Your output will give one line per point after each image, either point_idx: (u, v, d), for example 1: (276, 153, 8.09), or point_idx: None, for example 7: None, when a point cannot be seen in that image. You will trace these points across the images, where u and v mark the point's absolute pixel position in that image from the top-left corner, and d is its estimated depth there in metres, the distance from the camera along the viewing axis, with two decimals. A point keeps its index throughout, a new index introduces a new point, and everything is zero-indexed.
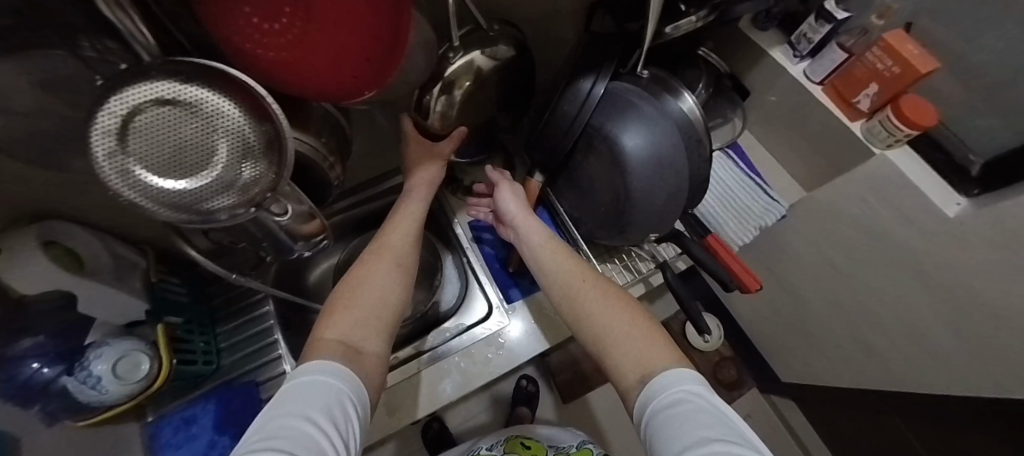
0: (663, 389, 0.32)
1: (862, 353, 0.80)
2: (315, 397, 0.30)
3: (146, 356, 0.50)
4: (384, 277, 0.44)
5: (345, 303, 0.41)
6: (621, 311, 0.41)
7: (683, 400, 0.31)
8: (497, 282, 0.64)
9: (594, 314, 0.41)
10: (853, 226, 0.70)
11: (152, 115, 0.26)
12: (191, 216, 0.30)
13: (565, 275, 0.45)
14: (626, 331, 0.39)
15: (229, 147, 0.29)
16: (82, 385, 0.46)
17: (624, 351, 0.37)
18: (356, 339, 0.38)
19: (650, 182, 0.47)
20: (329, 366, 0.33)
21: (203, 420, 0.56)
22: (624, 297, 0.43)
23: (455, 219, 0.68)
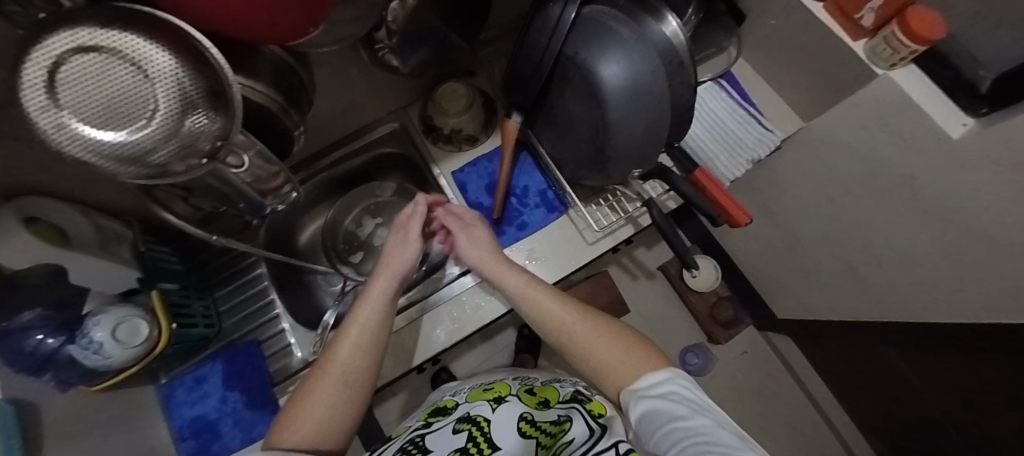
0: (649, 386, 0.38)
1: (858, 286, 0.80)
2: None
3: (144, 322, 0.51)
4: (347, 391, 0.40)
5: (309, 396, 0.39)
6: (619, 344, 0.44)
7: (671, 396, 0.36)
8: (484, 230, 0.63)
9: (594, 352, 0.44)
10: (850, 156, 0.68)
11: (79, 63, 0.24)
12: (140, 170, 0.28)
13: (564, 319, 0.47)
14: (624, 361, 0.42)
15: (169, 95, 0.27)
16: (85, 350, 0.47)
17: (619, 374, 0.41)
18: (317, 438, 0.37)
19: (629, 114, 0.45)
20: None
21: (213, 379, 0.60)
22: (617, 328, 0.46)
23: (438, 169, 0.65)
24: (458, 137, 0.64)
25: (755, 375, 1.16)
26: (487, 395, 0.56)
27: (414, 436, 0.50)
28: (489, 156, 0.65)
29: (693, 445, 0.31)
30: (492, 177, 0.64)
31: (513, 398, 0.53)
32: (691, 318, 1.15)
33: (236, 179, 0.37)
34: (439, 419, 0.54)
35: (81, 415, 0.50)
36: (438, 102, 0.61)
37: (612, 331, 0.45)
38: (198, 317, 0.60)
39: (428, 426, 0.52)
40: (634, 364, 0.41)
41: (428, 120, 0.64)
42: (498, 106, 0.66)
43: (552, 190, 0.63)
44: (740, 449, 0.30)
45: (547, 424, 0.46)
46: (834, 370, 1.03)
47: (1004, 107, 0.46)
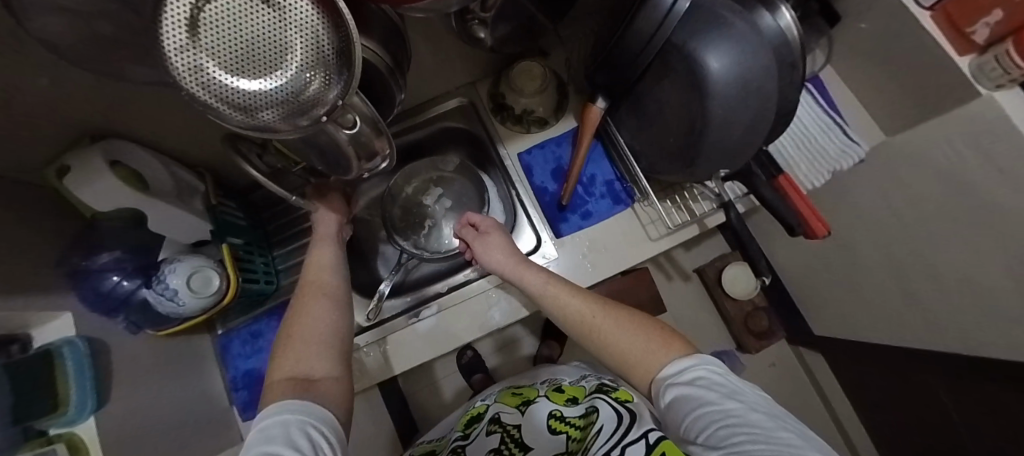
0: (684, 368, 0.37)
1: (912, 311, 0.79)
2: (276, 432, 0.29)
3: (214, 272, 0.51)
4: (323, 312, 0.45)
5: (291, 339, 0.41)
6: (634, 330, 0.42)
7: (699, 381, 0.34)
8: (546, 216, 0.62)
9: (605, 338, 0.43)
10: (930, 178, 0.65)
11: (223, 2, 0.22)
12: (262, 122, 0.27)
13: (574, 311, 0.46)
14: (643, 345, 0.41)
15: (303, 48, 0.25)
16: (160, 296, 0.49)
17: (645, 363, 0.39)
18: (311, 367, 0.39)
19: (731, 109, 0.43)
20: (292, 405, 0.32)
21: (268, 335, 0.63)
22: (635, 315, 0.44)
23: (504, 149, 0.64)
24: (528, 119, 0.63)
25: (779, 387, 1.15)
26: (515, 398, 0.61)
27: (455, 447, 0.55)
28: (558, 140, 0.63)
29: (730, 430, 0.30)
30: (560, 163, 0.63)
31: (543, 399, 0.58)
32: (723, 325, 1.15)
33: (342, 138, 0.35)
34: (473, 427, 0.59)
35: (151, 356, 0.53)
36: (514, 80, 0.60)
37: (629, 318, 0.44)
38: (259, 273, 0.60)
39: (466, 438, 0.56)
40: (655, 350, 0.40)
41: (499, 98, 0.63)
42: (571, 91, 0.64)
43: (621, 181, 0.61)
44: (773, 430, 0.29)
45: (574, 419, 0.50)
46: (865, 394, 1.01)
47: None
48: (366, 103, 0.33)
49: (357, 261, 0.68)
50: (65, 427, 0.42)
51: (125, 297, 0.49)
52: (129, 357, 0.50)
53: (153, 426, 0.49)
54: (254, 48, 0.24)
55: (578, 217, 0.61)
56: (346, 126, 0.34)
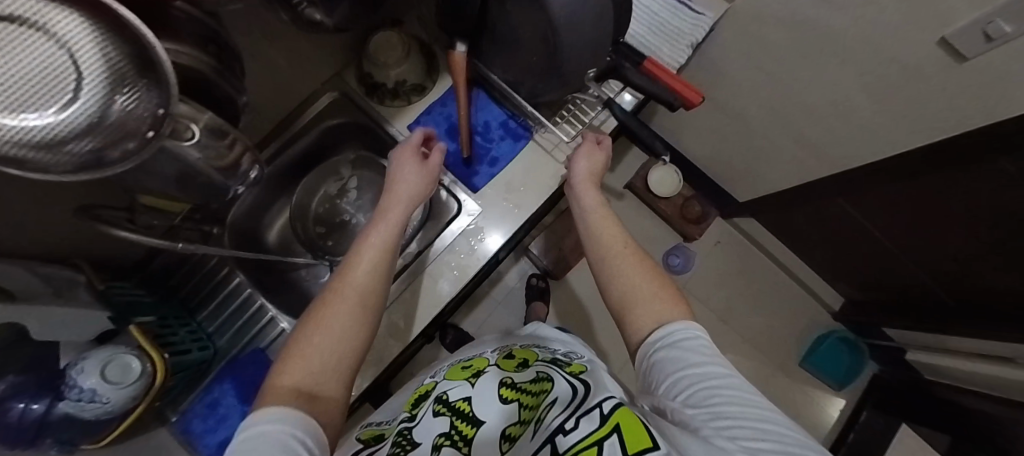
0: (676, 330, 0.40)
1: (803, 148, 0.89)
2: (265, 446, 0.27)
3: (132, 356, 0.47)
4: (348, 315, 0.39)
5: (306, 351, 0.36)
6: (644, 279, 0.45)
7: (686, 345, 0.39)
8: (457, 175, 0.62)
9: (624, 279, 0.45)
10: (778, 24, 0.71)
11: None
12: (69, 159, 0.23)
13: (603, 241, 0.49)
14: (647, 293, 0.44)
15: (94, 65, 0.21)
16: (80, 402, 0.44)
17: (648, 308, 0.43)
18: (314, 386, 0.35)
19: (574, 11, 0.42)
20: (279, 412, 0.30)
21: (226, 400, 0.58)
22: (656, 270, 0.46)
23: (393, 127, 0.63)
24: (405, 90, 0.61)
25: (730, 259, 1.26)
26: (463, 370, 0.51)
27: (400, 433, 0.42)
28: (441, 101, 0.63)
29: (709, 391, 0.34)
30: (451, 121, 0.62)
31: (491, 368, 0.48)
32: (666, 225, 1.24)
33: (189, 157, 0.33)
34: (417, 408, 0.46)
35: None
36: (375, 53, 0.58)
37: (643, 266, 0.46)
38: (189, 342, 0.57)
39: (412, 418, 0.44)
40: (667, 308, 0.43)
41: (368, 78, 0.61)
42: (435, 49, 0.63)
43: (514, 119, 0.62)
44: (749, 394, 0.34)
45: (529, 386, 0.42)
46: (796, 234, 1.15)
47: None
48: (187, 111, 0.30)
49: (290, 292, 0.66)
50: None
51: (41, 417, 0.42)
52: None
53: None
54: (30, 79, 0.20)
55: (501, 162, 0.62)
56: (174, 136, 0.30)
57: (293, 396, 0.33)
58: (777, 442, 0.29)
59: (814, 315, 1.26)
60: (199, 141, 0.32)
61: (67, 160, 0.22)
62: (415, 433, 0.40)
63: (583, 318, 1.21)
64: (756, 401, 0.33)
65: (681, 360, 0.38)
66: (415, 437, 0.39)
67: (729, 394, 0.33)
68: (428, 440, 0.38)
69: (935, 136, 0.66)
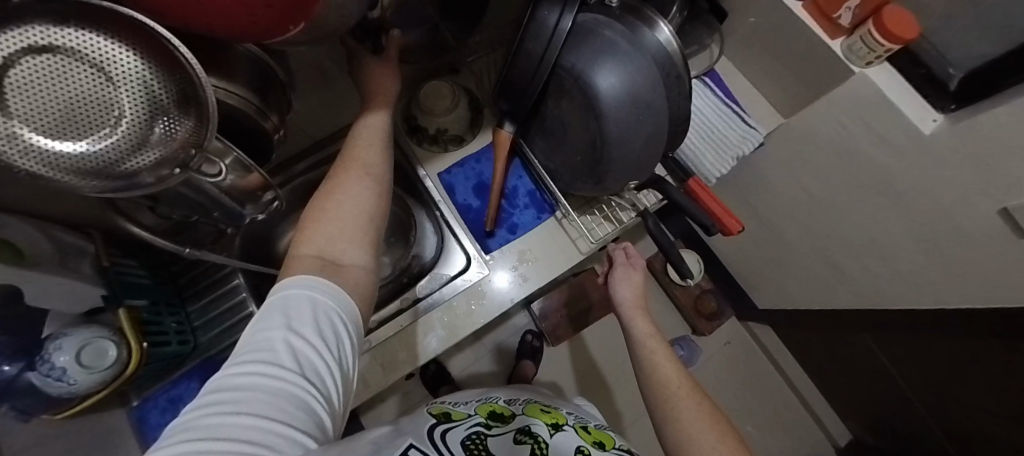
0: None
1: (833, 277, 0.83)
2: (303, 309, 0.29)
3: (111, 342, 0.46)
4: (354, 187, 0.37)
5: (323, 216, 0.36)
6: (703, 416, 0.43)
7: None
8: (473, 234, 0.62)
9: (679, 419, 0.43)
10: (830, 152, 0.69)
11: (34, 65, 0.18)
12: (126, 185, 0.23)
13: (664, 377, 0.48)
14: (708, 440, 0.41)
15: (137, 100, 0.21)
16: (45, 378, 0.43)
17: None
18: (334, 252, 0.34)
19: (626, 126, 0.44)
20: (310, 281, 0.31)
21: (189, 397, 0.59)
22: (718, 420, 0.43)
23: (424, 172, 0.63)
24: (444, 138, 0.63)
25: (737, 364, 1.19)
26: (544, 415, 0.58)
27: (476, 431, 0.47)
28: (476, 156, 0.64)
29: None
30: (481, 178, 0.63)
31: (570, 430, 0.55)
32: (677, 312, 1.19)
33: (212, 184, 0.33)
34: (499, 424, 0.51)
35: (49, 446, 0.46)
36: (423, 100, 0.59)
37: (699, 406, 0.44)
38: (171, 334, 0.56)
39: (489, 428, 0.48)
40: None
41: (412, 120, 0.62)
42: (483, 106, 0.64)
43: (540, 190, 0.63)
44: None
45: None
46: (810, 355, 1.08)
47: (983, 104, 0.47)
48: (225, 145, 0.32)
49: None
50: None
51: (6, 384, 0.43)
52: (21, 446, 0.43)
53: None
54: (82, 105, 0.20)
55: (533, 222, 0.62)
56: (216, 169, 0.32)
57: (317, 261, 0.33)
58: None
59: (816, 448, 1.16)
60: (224, 176, 0.33)
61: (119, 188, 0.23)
62: (489, 442, 0.44)
63: (569, 386, 1.16)
64: None
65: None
66: (489, 446, 0.44)
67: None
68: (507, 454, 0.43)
69: (981, 304, 0.62)
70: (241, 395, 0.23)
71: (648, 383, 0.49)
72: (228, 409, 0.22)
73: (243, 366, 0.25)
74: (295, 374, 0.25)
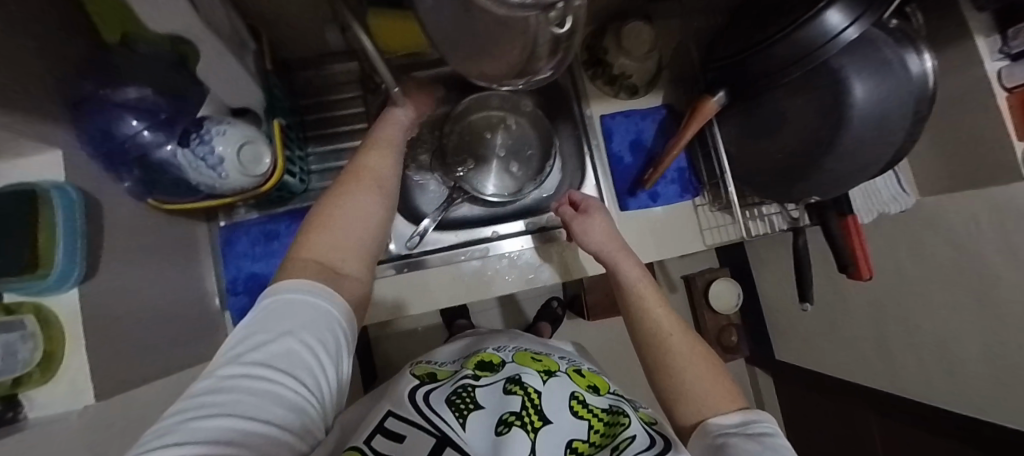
0: (742, 426, 0.34)
1: (874, 358, 0.82)
2: (300, 314, 0.28)
3: (265, 150, 0.44)
4: (363, 199, 0.37)
5: (329, 221, 0.35)
6: (695, 361, 0.41)
7: (754, 437, 0.33)
8: (615, 188, 0.61)
9: (673, 366, 0.41)
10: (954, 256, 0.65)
11: None
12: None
13: (654, 321, 0.45)
14: (703, 386, 0.39)
15: None
16: (197, 160, 0.41)
17: (698, 404, 0.38)
18: (335, 260, 0.34)
19: (859, 146, 0.43)
20: (302, 284, 0.30)
21: (286, 239, 0.56)
22: (709, 357, 0.42)
23: (588, 109, 0.62)
24: (621, 84, 0.60)
25: None
26: (535, 362, 0.52)
27: (462, 386, 0.44)
28: (643, 113, 0.61)
29: None
30: (640, 137, 0.61)
31: (564, 376, 0.49)
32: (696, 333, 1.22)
33: (526, 43, 0.29)
34: (488, 374, 0.48)
35: (138, 236, 0.43)
36: (625, 35, 0.55)
37: (696, 350, 0.42)
38: (296, 168, 0.53)
39: (477, 380, 0.46)
40: (716, 396, 0.38)
41: (598, 51, 0.58)
42: (665, 67, 0.61)
43: (690, 172, 0.62)
44: None
45: (599, 410, 0.44)
46: (801, 412, 1.13)
47: None
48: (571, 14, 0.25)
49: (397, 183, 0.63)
50: (28, 294, 0.31)
51: (131, 149, 0.38)
52: (119, 227, 0.40)
53: (148, 315, 0.42)
54: None
55: (676, 199, 0.61)
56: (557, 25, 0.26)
57: (315, 265, 0.33)
58: None
59: None
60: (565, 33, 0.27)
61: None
62: (477, 395, 0.43)
63: None
64: None
65: (770, 438, 0.33)
66: (478, 400, 0.42)
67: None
68: (495, 411, 0.40)
69: None
70: (229, 397, 0.22)
71: (638, 335, 0.46)
72: (211, 409, 0.21)
73: (231, 371, 0.24)
74: (284, 378, 0.24)
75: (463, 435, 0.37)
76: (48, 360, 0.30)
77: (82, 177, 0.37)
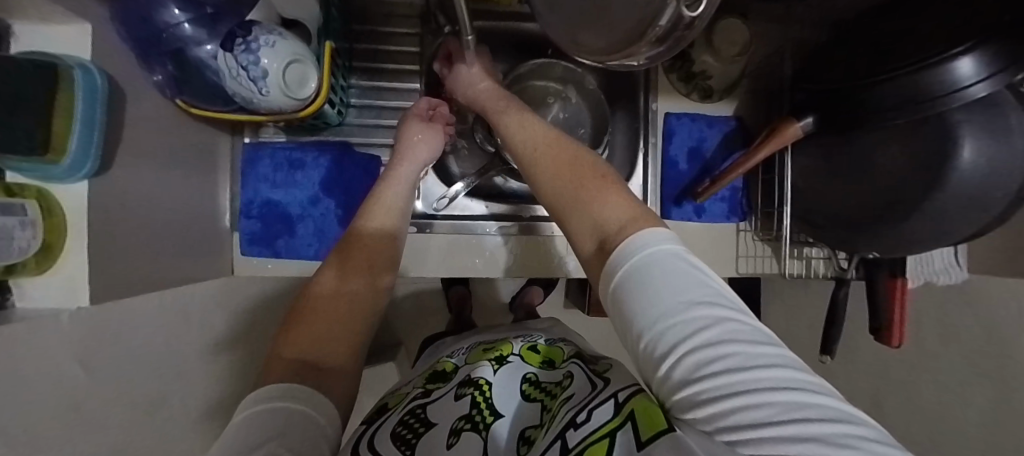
0: (646, 247, 0.24)
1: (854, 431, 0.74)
2: (272, 423, 0.24)
3: (313, 73, 0.41)
4: (354, 287, 0.40)
5: (318, 314, 0.36)
6: (589, 179, 0.31)
7: (668, 263, 0.22)
8: (660, 194, 0.58)
9: (567, 190, 0.31)
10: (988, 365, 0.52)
11: None
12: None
13: (529, 144, 0.37)
14: (598, 203, 0.29)
15: None
16: (240, 70, 0.37)
17: (601, 224, 0.28)
18: (321, 356, 0.34)
19: (948, 214, 0.39)
20: (273, 391, 0.28)
21: (311, 172, 0.51)
22: (601, 173, 0.31)
23: (655, 103, 0.57)
24: (699, 83, 0.54)
25: None
26: (486, 353, 0.37)
27: (410, 408, 0.31)
28: (711, 121, 0.56)
29: (710, 362, 0.18)
30: (702, 145, 0.56)
31: (516, 359, 0.35)
32: None
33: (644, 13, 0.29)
34: (440, 383, 0.35)
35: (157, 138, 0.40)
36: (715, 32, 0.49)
37: (582, 164, 0.32)
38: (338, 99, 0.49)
39: (429, 392, 0.33)
40: (619, 211, 0.28)
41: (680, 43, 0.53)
42: (746, 77, 0.56)
43: (744, 194, 0.58)
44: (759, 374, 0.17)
45: (552, 386, 0.31)
46: None
47: None
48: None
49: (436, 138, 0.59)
50: (39, 176, 0.28)
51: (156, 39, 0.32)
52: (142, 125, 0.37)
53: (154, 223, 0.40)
54: None
55: (724, 219, 0.58)
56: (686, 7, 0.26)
57: (300, 360, 0.32)
58: (806, 414, 0.15)
59: None
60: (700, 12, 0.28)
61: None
62: (431, 410, 0.30)
63: None
64: (763, 374, 0.17)
65: (672, 273, 0.22)
66: (431, 417, 0.29)
67: (771, 357, 0.18)
68: (446, 424, 0.28)
69: None
70: None
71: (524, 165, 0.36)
72: None
73: None
74: None
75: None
76: (44, 255, 0.27)
77: (121, 65, 0.33)
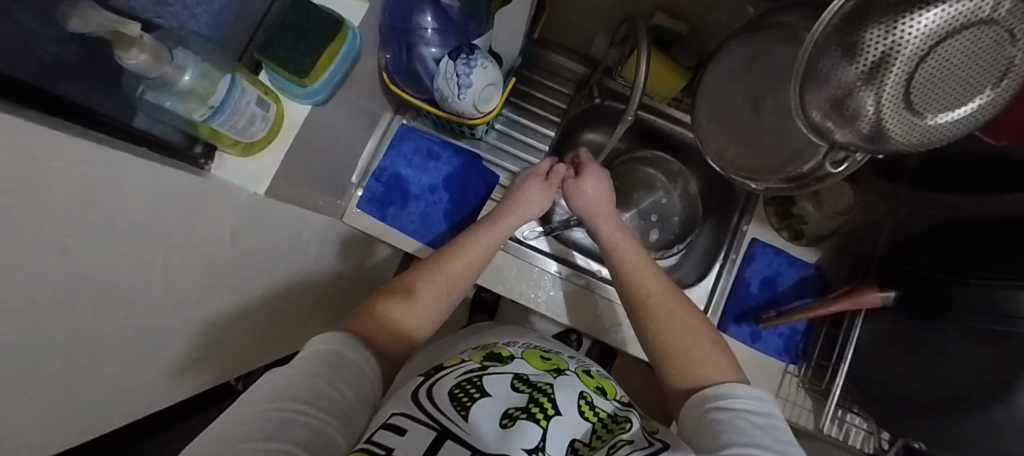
0: (729, 397, 0.32)
1: None
2: (328, 360, 0.29)
3: (497, 96, 0.49)
4: (427, 303, 0.41)
5: (389, 313, 0.38)
6: (687, 328, 0.40)
7: (743, 412, 0.31)
8: (725, 306, 0.61)
9: (666, 333, 0.40)
10: None
11: (943, 47, 0.25)
12: (892, 101, 0.28)
13: (643, 281, 0.45)
14: (695, 350, 0.38)
15: (896, 101, 0.28)
16: (453, 74, 0.46)
17: (697, 369, 0.36)
18: (381, 344, 0.35)
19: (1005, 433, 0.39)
20: (325, 338, 0.31)
21: (442, 165, 0.61)
22: (698, 324, 0.41)
23: (747, 225, 0.62)
24: (793, 224, 0.60)
25: None
26: (542, 359, 0.40)
27: (465, 376, 0.33)
28: (792, 260, 0.60)
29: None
30: (777, 278, 0.60)
31: (573, 375, 0.38)
32: None
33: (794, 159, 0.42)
34: (497, 364, 0.36)
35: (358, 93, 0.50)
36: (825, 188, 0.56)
37: (679, 311, 0.41)
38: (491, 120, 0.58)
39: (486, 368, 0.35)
40: (709, 362, 0.37)
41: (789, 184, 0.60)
42: (837, 235, 0.60)
43: (801, 339, 0.61)
44: None
45: (605, 417, 0.34)
46: None
47: None
48: (846, 161, 0.38)
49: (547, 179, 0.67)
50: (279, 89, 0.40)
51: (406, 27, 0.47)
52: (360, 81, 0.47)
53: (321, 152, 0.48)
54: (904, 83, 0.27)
55: (774, 354, 0.60)
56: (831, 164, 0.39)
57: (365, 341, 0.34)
58: None
59: None
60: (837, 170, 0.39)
61: (904, 112, 0.28)
62: (487, 384, 0.32)
63: None
64: None
65: (743, 423, 0.30)
66: (486, 388, 0.32)
67: None
68: (502, 402, 0.31)
69: None
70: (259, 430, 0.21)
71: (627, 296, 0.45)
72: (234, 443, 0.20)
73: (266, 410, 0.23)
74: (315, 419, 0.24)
75: (466, 427, 0.27)
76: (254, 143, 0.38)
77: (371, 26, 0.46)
